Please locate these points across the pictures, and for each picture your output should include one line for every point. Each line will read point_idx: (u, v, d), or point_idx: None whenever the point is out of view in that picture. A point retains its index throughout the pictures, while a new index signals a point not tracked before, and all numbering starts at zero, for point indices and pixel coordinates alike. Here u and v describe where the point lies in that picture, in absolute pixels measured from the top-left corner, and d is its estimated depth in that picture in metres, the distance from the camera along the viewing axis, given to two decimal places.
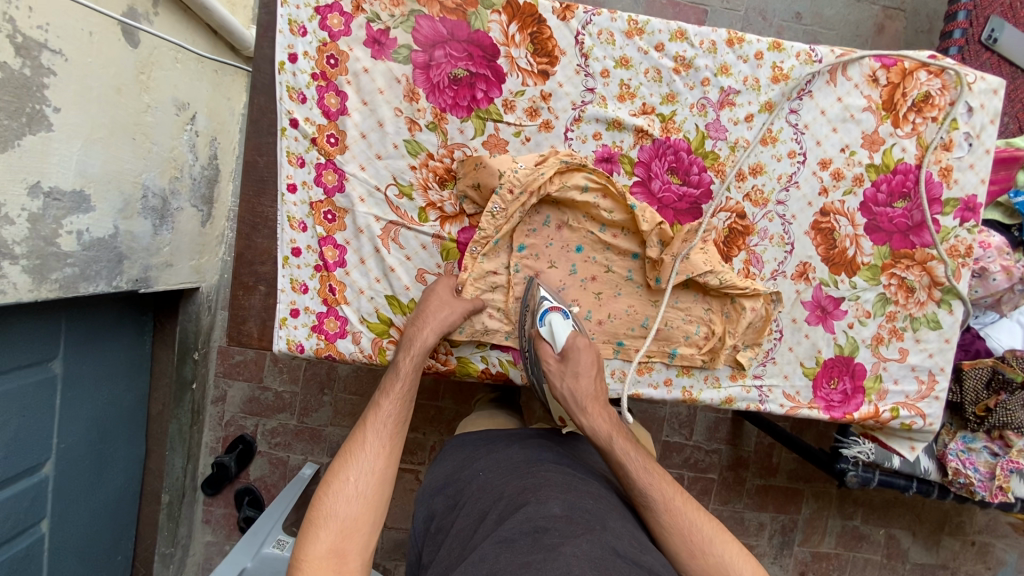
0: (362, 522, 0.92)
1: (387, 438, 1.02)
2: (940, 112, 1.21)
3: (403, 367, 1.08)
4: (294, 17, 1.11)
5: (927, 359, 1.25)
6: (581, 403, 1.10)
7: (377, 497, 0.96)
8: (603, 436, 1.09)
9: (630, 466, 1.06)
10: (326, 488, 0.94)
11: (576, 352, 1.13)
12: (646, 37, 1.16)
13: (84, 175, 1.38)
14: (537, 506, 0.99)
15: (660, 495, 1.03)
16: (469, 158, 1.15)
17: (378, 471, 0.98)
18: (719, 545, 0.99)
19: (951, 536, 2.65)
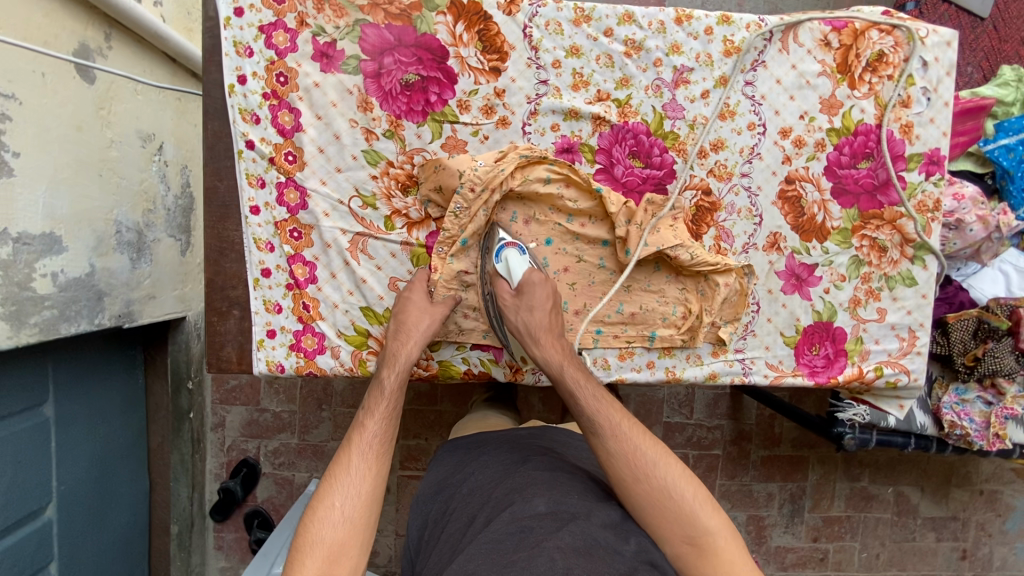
0: (350, 547, 0.93)
1: (371, 460, 1.01)
2: (895, 70, 1.21)
3: (386, 385, 1.07)
4: (238, 39, 1.11)
5: (906, 316, 1.26)
6: (534, 334, 1.11)
7: (365, 523, 0.97)
8: (555, 366, 1.10)
9: (578, 393, 1.08)
10: (312, 514, 0.95)
11: (531, 287, 1.13)
12: (594, 24, 1.16)
13: (52, 217, 1.39)
14: (522, 505, 1.01)
15: (608, 419, 1.05)
16: (429, 161, 1.14)
17: (363, 496, 0.98)
18: (662, 468, 1.02)
19: (959, 487, 2.67)
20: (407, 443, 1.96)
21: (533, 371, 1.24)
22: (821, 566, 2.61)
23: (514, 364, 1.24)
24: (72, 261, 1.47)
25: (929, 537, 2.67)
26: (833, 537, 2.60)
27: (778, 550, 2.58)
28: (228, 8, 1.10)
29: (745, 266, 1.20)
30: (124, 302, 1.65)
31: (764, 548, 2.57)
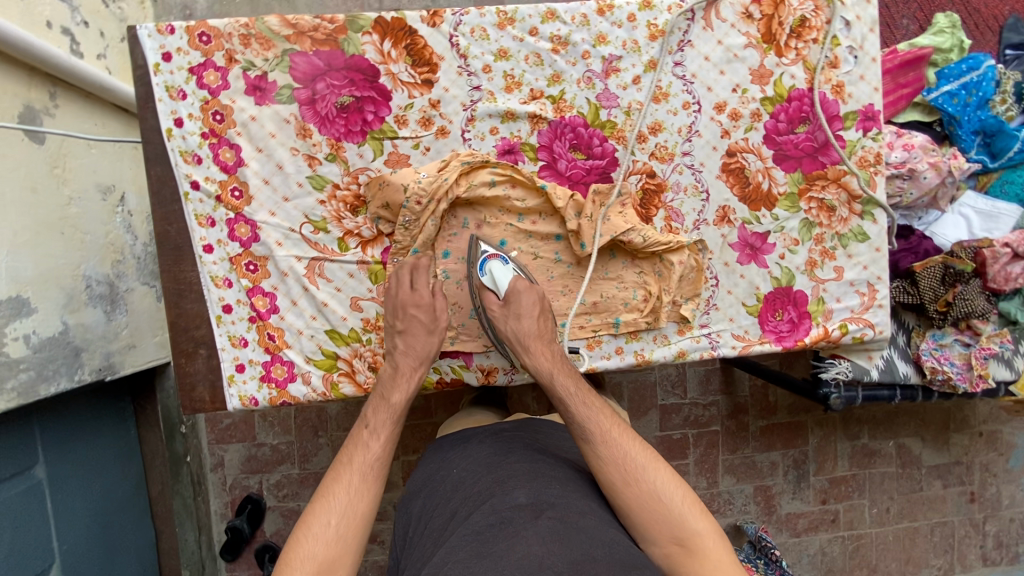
0: (339, 562, 0.94)
1: (371, 482, 1.03)
2: (819, 33, 1.24)
3: (393, 402, 1.09)
4: (170, 84, 1.12)
5: (863, 271, 1.28)
6: (524, 343, 1.13)
7: (356, 541, 0.97)
8: (545, 374, 1.13)
9: (569, 402, 1.11)
10: (305, 527, 0.96)
11: (518, 295, 1.14)
12: (519, 25, 1.18)
13: (17, 280, 1.40)
14: (503, 498, 1.07)
15: (598, 425, 1.09)
16: (374, 179, 1.16)
17: (358, 516, 0.99)
18: (651, 472, 1.05)
19: (958, 432, 2.69)
20: (407, 459, 1.96)
21: (504, 372, 1.27)
22: (834, 527, 2.62)
23: (485, 367, 1.26)
24: (43, 321, 1.48)
25: (937, 485, 2.69)
26: (841, 498, 2.61)
27: (789, 518, 2.58)
28: (156, 54, 1.12)
29: (693, 241, 1.24)
30: (103, 355, 1.66)
31: (775, 517, 2.57)
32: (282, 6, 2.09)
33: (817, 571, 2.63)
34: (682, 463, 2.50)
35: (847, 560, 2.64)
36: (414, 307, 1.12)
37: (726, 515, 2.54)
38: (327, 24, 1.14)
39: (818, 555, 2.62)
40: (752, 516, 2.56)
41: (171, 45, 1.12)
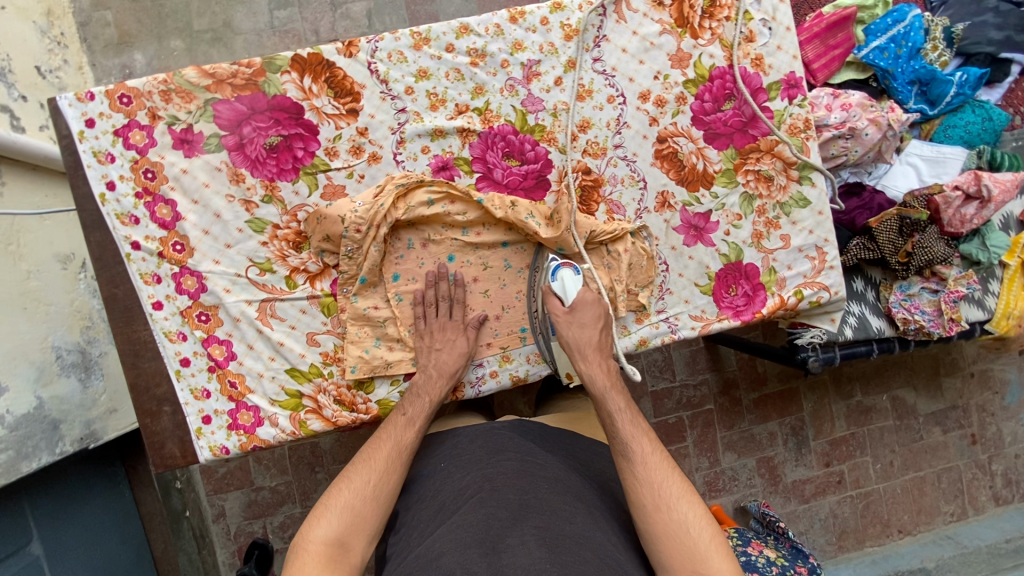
0: (368, 519, 1.08)
1: (403, 461, 1.15)
2: (730, 11, 1.26)
3: (429, 399, 1.17)
4: (98, 149, 1.13)
5: (809, 236, 1.29)
6: (583, 350, 1.18)
7: (383, 507, 1.10)
8: (599, 386, 1.18)
9: (617, 418, 1.17)
10: (343, 485, 1.10)
11: (584, 307, 1.20)
12: (434, 44, 1.19)
13: None
14: (493, 493, 1.15)
15: (640, 447, 1.14)
16: (312, 214, 1.17)
17: (387, 489, 1.12)
18: (684, 504, 1.09)
19: (949, 376, 2.71)
20: None
21: (471, 385, 1.25)
22: (841, 489, 2.62)
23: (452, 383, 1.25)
24: (15, 400, 1.49)
25: (936, 432, 2.70)
26: (844, 458, 2.62)
27: (795, 485, 2.58)
28: (78, 121, 1.12)
29: (637, 229, 1.25)
30: (84, 424, 1.65)
31: (781, 487, 2.56)
32: (220, 51, 2.10)
33: (831, 535, 2.60)
34: (681, 446, 2.49)
35: (859, 520, 2.63)
36: (439, 340, 1.19)
37: (733, 492, 2.53)
38: (244, 68, 1.15)
39: (830, 518, 2.60)
40: (758, 490, 2.55)
41: (93, 110, 1.13)
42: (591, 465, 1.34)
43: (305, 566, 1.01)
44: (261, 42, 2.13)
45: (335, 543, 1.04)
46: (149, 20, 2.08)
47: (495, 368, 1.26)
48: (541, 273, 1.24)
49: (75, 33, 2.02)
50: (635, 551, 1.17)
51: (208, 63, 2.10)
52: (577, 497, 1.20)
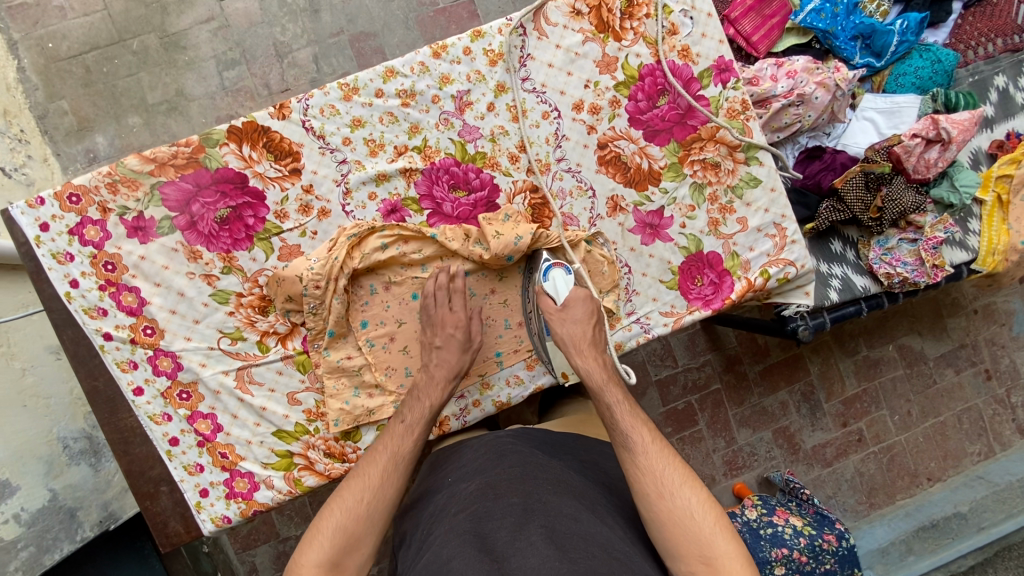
0: (362, 540, 1.06)
1: (400, 472, 1.12)
2: (649, 7, 1.26)
3: (432, 398, 1.17)
4: (56, 250, 1.15)
5: (766, 215, 1.29)
6: (577, 346, 1.17)
7: (379, 525, 1.08)
8: (596, 381, 1.18)
9: (616, 411, 1.16)
10: (337, 504, 1.08)
11: (575, 304, 1.20)
12: (363, 92, 1.21)
13: None
14: (496, 501, 1.14)
15: (640, 436, 1.13)
16: (272, 277, 1.19)
17: (383, 503, 1.09)
18: (687, 490, 1.08)
19: (953, 317, 2.66)
20: None
21: (456, 417, 1.26)
22: (863, 446, 2.57)
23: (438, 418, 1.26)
24: (28, 496, 1.53)
25: (950, 374, 2.65)
26: (860, 415, 2.57)
27: (816, 451, 2.53)
28: (34, 227, 1.14)
29: (594, 237, 1.26)
30: (102, 506, 1.66)
31: (802, 455, 2.52)
32: (176, 120, 2.13)
33: (860, 494, 2.55)
34: (695, 431, 2.45)
35: (886, 475, 2.58)
36: (443, 335, 1.18)
37: (754, 467, 2.49)
38: (183, 148, 1.17)
39: (856, 478, 2.55)
40: (778, 461, 2.51)
41: (45, 214, 1.15)
42: (595, 466, 1.34)
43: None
44: (215, 104, 2.15)
45: (330, 565, 1.02)
46: (103, 101, 2.10)
47: (477, 397, 1.27)
48: (534, 275, 1.25)
49: (34, 127, 2.06)
50: (644, 546, 1.16)
51: (168, 134, 2.13)
52: (580, 496, 1.19)
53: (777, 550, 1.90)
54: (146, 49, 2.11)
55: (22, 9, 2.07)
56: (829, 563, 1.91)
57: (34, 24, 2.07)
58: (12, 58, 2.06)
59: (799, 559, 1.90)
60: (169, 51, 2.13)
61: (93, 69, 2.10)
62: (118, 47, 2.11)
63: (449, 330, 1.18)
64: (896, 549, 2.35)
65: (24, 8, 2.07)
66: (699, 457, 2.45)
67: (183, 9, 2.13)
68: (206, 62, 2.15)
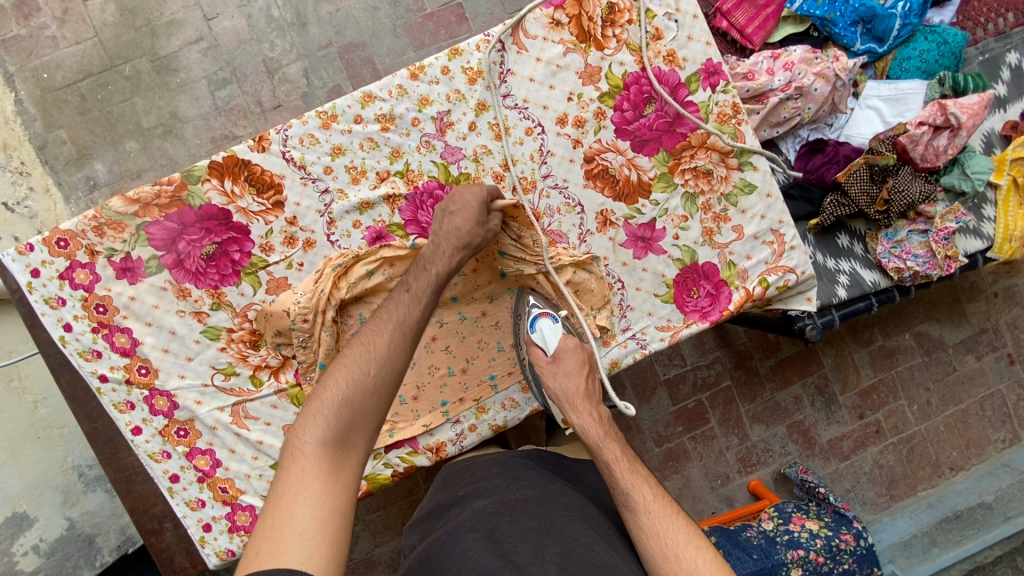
0: (370, 414, 0.95)
1: (407, 340, 1.01)
2: (631, 13, 1.22)
3: (436, 266, 1.07)
4: (47, 295, 1.15)
5: (762, 222, 1.25)
6: (571, 401, 1.14)
7: (386, 398, 0.97)
8: (594, 437, 1.13)
9: (614, 468, 1.09)
10: (339, 376, 0.96)
11: (566, 355, 1.16)
12: (342, 119, 1.19)
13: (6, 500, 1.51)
14: (511, 521, 1.07)
15: (641, 495, 1.05)
16: (261, 311, 1.19)
17: (391, 373, 0.98)
18: (692, 550, 1.00)
19: (971, 301, 2.42)
20: None
21: (453, 442, 1.25)
22: (881, 438, 2.36)
23: (434, 445, 1.25)
24: (45, 527, 1.56)
25: (970, 360, 2.42)
26: (878, 406, 2.36)
27: (833, 444, 2.32)
28: (24, 274, 1.14)
29: (584, 257, 1.21)
30: (121, 530, 1.64)
31: (817, 449, 2.31)
32: (174, 145, 2.00)
33: (879, 487, 2.34)
34: (706, 429, 2.24)
35: (906, 467, 2.37)
36: (456, 203, 1.10)
37: (769, 464, 2.28)
38: (165, 187, 1.16)
39: (875, 470, 2.34)
40: (793, 456, 2.30)
41: (35, 261, 1.15)
42: (608, 495, 1.30)
43: (302, 468, 0.89)
44: (210, 125, 2.01)
45: (334, 442, 0.92)
46: (101, 128, 1.97)
47: (473, 421, 1.26)
48: (523, 320, 1.23)
49: (35, 158, 1.95)
50: None
51: (166, 158, 1.99)
52: (595, 525, 1.13)
53: (793, 552, 1.85)
54: (138, 74, 1.97)
55: (15, 40, 1.94)
56: (846, 564, 1.87)
57: (28, 55, 1.95)
58: (8, 91, 1.94)
59: (816, 560, 1.85)
60: (161, 74, 1.99)
61: (89, 96, 1.97)
62: (111, 72, 1.97)
63: (465, 201, 1.11)
64: (919, 542, 2.18)
65: (18, 39, 1.94)
66: (711, 457, 2.24)
67: (172, 31, 1.99)
68: (197, 83, 2.01)
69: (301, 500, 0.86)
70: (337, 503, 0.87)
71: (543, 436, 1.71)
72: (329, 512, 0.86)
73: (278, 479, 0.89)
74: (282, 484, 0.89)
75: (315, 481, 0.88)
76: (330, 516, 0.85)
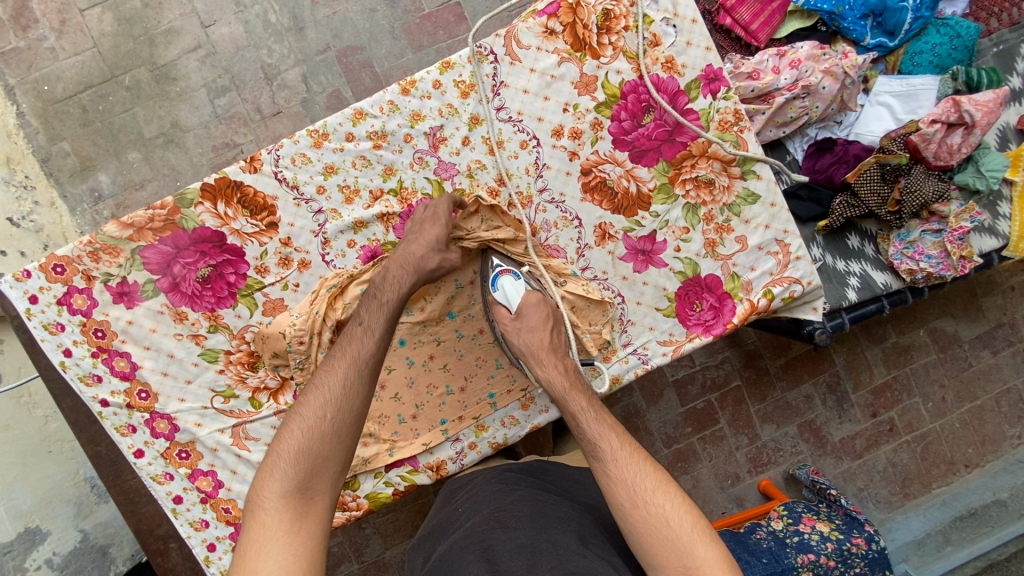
0: (330, 458, 0.95)
1: (362, 377, 1.00)
2: (628, 19, 1.18)
3: (387, 296, 1.06)
4: (46, 321, 1.15)
5: (766, 232, 1.22)
6: (536, 355, 1.09)
7: (346, 439, 0.97)
8: (560, 389, 1.07)
9: (581, 419, 1.04)
10: (295, 426, 0.96)
11: (529, 310, 1.11)
12: (334, 137, 1.17)
13: (20, 515, 1.49)
14: (504, 538, 1.01)
15: (608, 444, 1.00)
16: (258, 333, 1.19)
17: (349, 413, 0.98)
18: (661, 496, 0.95)
19: (989, 295, 2.25)
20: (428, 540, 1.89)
21: (453, 460, 1.25)
22: (895, 436, 2.22)
23: (434, 464, 1.24)
24: (59, 540, 1.53)
25: (986, 356, 2.26)
26: (891, 404, 2.21)
27: (845, 443, 2.19)
28: (23, 300, 1.13)
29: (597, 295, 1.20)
30: (134, 540, 1.62)
31: (830, 448, 2.19)
32: (175, 154, 1.96)
33: (893, 484, 2.21)
34: (716, 430, 2.14)
35: (920, 464, 2.22)
36: (416, 231, 1.11)
37: (780, 463, 2.18)
38: (159, 211, 1.15)
39: (889, 468, 2.21)
40: (805, 456, 2.19)
41: (33, 287, 1.14)
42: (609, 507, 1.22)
43: (263, 524, 0.88)
44: (210, 134, 1.97)
45: (295, 492, 0.91)
46: (103, 140, 1.93)
47: (472, 439, 1.25)
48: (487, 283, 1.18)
49: (39, 171, 1.91)
50: None
51: (168, 168, 1.96)
52: (591, 538, 1.06)
53: (803, 556, 1.75)
54: (139, 83, 1.94)
55: (13, 52, 1.91)
56: (858, 567, 1.76)
57: (28, 67, 1.91)
58: (10, 103, 1.91)
59: (827, 565, 1.75)
60: (161, 83, 1.95)
61: (90, 108, 1.93)
62: (111, 82, 1.94)
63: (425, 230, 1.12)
64: (932, 540, 2.10)
65: (16, 51, 1.91)
66: (720, 457, 2.15)
67: (171, 39, 1.95)
68: (197, 92, 1.96)
69: (265, 557, 0.85)
70: (303, 553, 0.86)
71: (551, 442, 1.69)
72: (295, 564, 0.85)
73: (243, 537, 0.89)
74: (246, 542, 0.88)
75: (278, 535, 0.87)
76: (298, 568, 0.85)
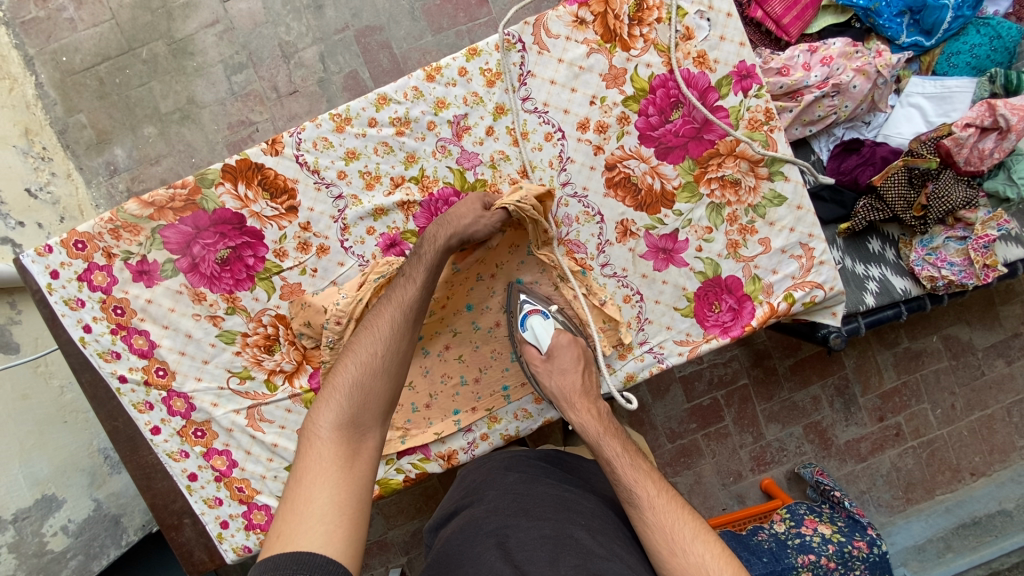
0: (379, 396, 0.97)
1: (408, 322, 1.03)
2: (661, 11, 1.15)
3: (428, 247, 1.08)
4: (67, 296, 1.15)
5: (791, 235, 1.20)
6: (568, 399, 1.12)
7: (393, 380, 0.99)
8: (592, 434, 1.09)
9: (616, 464, 1.05)
10: (349, 361, 0.99)
11: (560, 351, 1.14)
12: (356, 122, 1.16)
13: (38, 482, 1.47)
14: (526, 529, 1.00)
15: (645, 491, 1.00)
16: (293, 299, 1.20)
17: (396, 354, 1.01)
18: (701, 545, 0.94)
19: (1007, 304, 2.21)
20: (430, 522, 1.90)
21: (464, 450, 1.26)
22: (901, 441, 2.20)
23: (445, 453, 1.25)
24: (74, 508, 1.53)
25: (1000, 365, 2.22)
26: (899, 409, 2.19)
27: (849, 445, 2.18)
28: (44, 275, 1.14)
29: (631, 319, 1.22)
30: (144, 511, 1.67)
31: (834, 450, 2.17)
32: (191, 130, 1.94)
33: (897, 489, 2.19)
34: (720, 428, 2.14)
35: (925, 470, 2.21)
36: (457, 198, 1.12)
37: (783, 462, 2.17)
38: (180, 190, 1.14)
39: (892, 473, 2.19)
40: (810, 456, 2.18)
41: (54, 262, 1.14)
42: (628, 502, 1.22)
43: (317, 452, 0.90)
44: (226, 111, 1.96)
45: (348, 424, 0.93)
46: (119, 113, 1.92)
47: (485, 431, 1.26)
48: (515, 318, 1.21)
49: (56, 143, 1.90)
50: None
51: (183, 144, 1.94)
52: (615, 536, 1.05)
53: (803, 556, 1.75)
54: (156, 57, 1.92)
55: (33, 22, 1.89)
56: (858, 570, 1.74)
57: (47, 37, 1.90)
58: (28, 73, 1.89)
59: (827, 566, 1.74)
60: (178, 58, 1.93)
61: (107, 81, 1.92)
62: (128, 55, 1.92)
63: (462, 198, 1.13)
64: (934, 546, 2.10)
65: (36, 21, 1.89)
66: (724, 454, 2.15)
67: (189, 13, 1.93)
68: (214, 68, 1.94)
69: (319, 487, 0.86)
70: (355, 488, 0.88)
71: (560, 435, 1.69)
72: (348, 496, 0.86)
73: (297, 466, 0.90)
74: (301, 470, 0.89)
75: (332, 467, 0.88)
76: (349, 501, 0.86)
